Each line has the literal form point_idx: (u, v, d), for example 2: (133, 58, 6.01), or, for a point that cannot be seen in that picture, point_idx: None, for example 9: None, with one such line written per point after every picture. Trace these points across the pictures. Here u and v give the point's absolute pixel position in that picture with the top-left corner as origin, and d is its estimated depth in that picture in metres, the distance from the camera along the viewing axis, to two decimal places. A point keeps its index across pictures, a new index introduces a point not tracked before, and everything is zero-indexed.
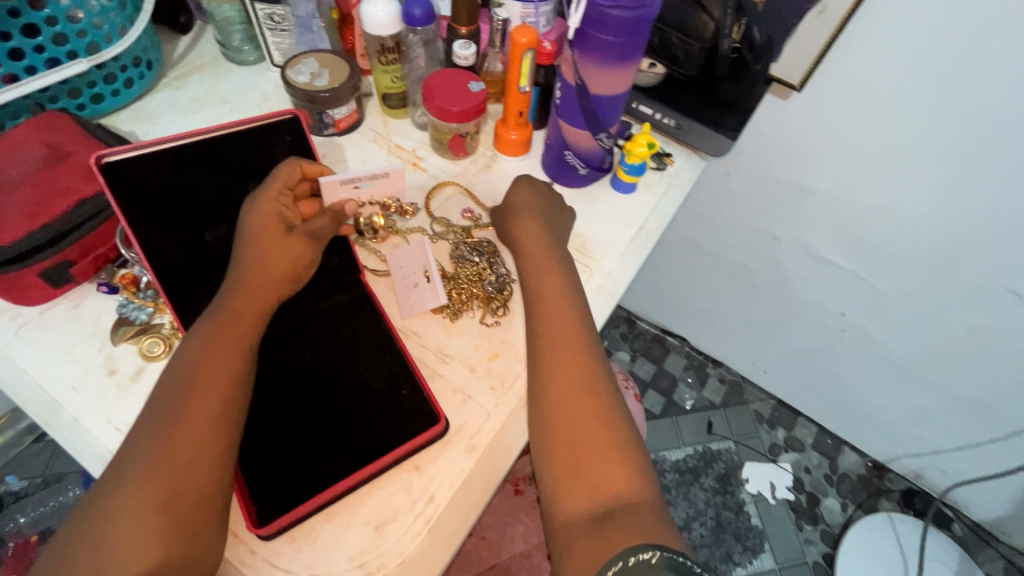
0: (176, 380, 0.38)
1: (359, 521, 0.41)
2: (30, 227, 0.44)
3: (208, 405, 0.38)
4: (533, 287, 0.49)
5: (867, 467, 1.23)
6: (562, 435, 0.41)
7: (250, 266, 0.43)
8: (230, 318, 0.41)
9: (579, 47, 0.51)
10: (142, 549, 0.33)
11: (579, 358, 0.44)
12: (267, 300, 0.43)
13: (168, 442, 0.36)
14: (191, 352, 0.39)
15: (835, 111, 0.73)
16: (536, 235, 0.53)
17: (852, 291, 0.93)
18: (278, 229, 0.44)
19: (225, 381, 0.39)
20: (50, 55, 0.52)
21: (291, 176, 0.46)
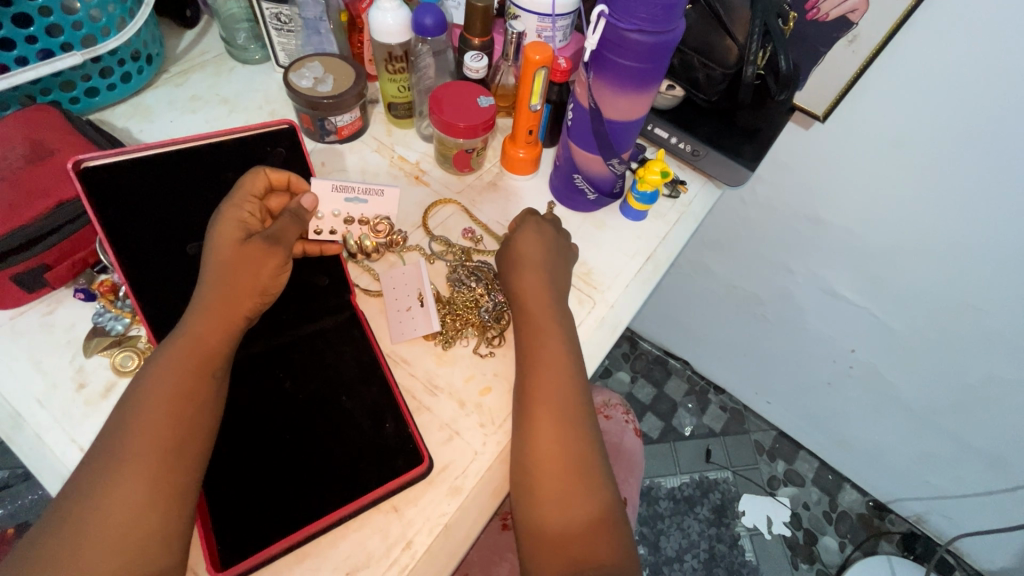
0: (129, 406, 0.36)
1: (330, 566, 0.38)
2: (5, 229, 0.42)
3: (162, 433, 0.35)
4: (521, 294, 0.48)
5: (868, 506, 1.20)
6: (550, 506, 0.39)
7: (214, 288, 0.40)
8: (184, 353, 0.38)
9: (595, 69, 0.48)
10: None
11: (567, 413, 0.42)
12: (232, 320, 0.40)
13: (111, 502, 0.33)
14: (137, 395, 0.36)
15: (859, 145, 0.71)
16: (535, 270, 0.49)
17: (865, 329, 0.90)
18: (245, 241, 0.41)
19: (181, 407, 0.36)
20: (43, 46, 0.50)
21: (255, 184, 0.43)
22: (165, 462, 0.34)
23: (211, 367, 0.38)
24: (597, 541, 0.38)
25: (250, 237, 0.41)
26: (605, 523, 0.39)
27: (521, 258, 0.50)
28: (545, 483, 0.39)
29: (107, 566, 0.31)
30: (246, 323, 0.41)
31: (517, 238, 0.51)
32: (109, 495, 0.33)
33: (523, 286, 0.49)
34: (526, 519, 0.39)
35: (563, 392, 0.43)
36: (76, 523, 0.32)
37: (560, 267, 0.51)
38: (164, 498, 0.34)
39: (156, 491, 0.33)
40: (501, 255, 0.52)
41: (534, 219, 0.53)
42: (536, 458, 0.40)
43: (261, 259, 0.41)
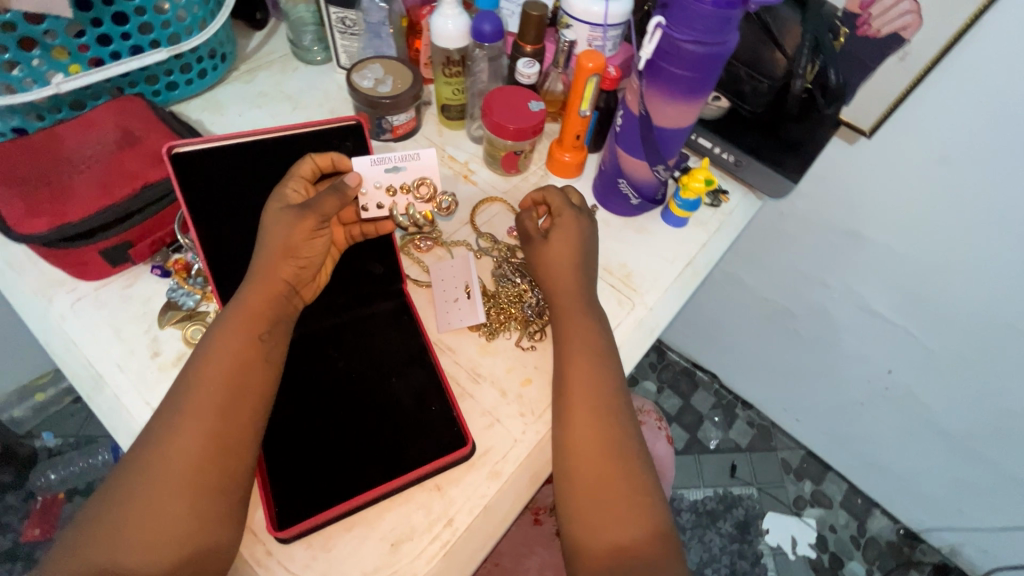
0: (191, 367, 0.39)
1: (377, 535, 0.40)
2: (97, 207, 0.46)
3: (217, 390, 0.38)
4: (554, 289, 0.50)
5: (898, 534, 1.17)
6: (587, 501, 0.40)
7: (265, 263, 0.43)
8: (238, 323, 0.41)
9: (647, 77, 0.50)
10: (161, 522, 0.34)
11: (604, 407, 0.43)
12: (278, 288, 0.43)
13: (175, 457, 0.36)
14: (198, 357, 0.40)
15: (905, 162, 0.70)
16: (569, 270, 0.49)
17: (903, 350, 0.89)
18: (284, 211, 0.44)
19: (235, 366, 0.39)
20: (135, 42, 0.54)
21: (301, 168, 0.46)
22: (221, 420, 0.38)
23: (260, 334, 0.41)
24: (635, 538, 0.39)
25: (287, 209, 0.44)
26: (642, 521, 0.39)
27: (552, 258, 0.50)
28: (583, 479, 0.41)
29: (171, 504, 0.35)
30: (292, 292, 0.44)
31: (549, 239, 0.51)
32: (171, 442, 0.36)
33: (553, 284, 0.50)
34: (565, 505, 0.41)
35: (598, 389, 0.44)
36: (143, 477, 0.35)
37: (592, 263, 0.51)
38: (221, 447, 0.37)
39: (212, 441, 0.37)
40: (530, 251, 0.52)
41: (573, 214, 0.51)
42: (574, 455, 0.42)
43: (290, 227, 0.43)
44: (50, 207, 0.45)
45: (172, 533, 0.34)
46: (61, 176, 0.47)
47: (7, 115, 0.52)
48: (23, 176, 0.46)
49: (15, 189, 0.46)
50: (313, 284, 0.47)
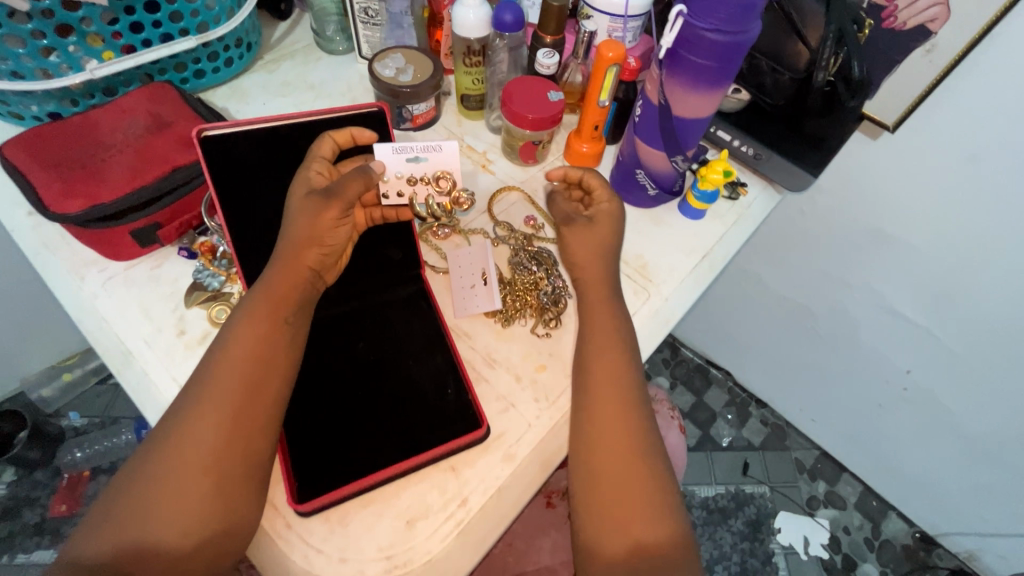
0: (217, 347, 0.40)
1: (392, 513, 0.41)
2: (128, 189, 0.47)
3: (242, 370, 0.39)
4: (586, 279, 0.48)
5: (914, 537, 1.16)
6: (605, 490, 0.40)
7: (287, 245, 0.43)
8: (261, 303, 0.42)
9: (667, 66, 0.50)
10: (187, 494, 0.36)
11: (625, 402, 0.43)
12: (300, 271, 0.44)
13: (202, 431, 0.37)
14: (224, 338, 0.41)
15: (930, 158, 0.69)
16: (599, 260, 0.48)
17: (923, 350, 0.87)
18: (308, 196, 0.44)
19: (261, 347, 0.40)
20: (166, 30, 0.55)
21: (321, 149, 0.47)
22: (247, 399, 0.39)
23: (281, 314, 0.42)
24: (648, 531, 0.39)
25: (310, 193, 0.44)
26: (658, 518, 0.39)
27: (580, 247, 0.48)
28: (601, 469, 0.41)
29: (198, 477, 0.36)
30: (313, 276, 0.45)
31: (590, 225, 0.48)
32: (199, 417, 0.38)
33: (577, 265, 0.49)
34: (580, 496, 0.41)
35: (620, 383, 0.44)
36: (169, 452, 0.37)
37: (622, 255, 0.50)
38: (246, 424, 0.38)
39: (236, 418, 0.38)
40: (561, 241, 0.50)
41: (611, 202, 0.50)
42: (594, 444, 0.42)
43: (315, 209, 0.43)
44: (83, 189, 0.47)
45: (198, 504, 0.36)
46: (93, 159, 0.48)
47: (43, 100, 0.54)
48: (58, 159, 0.48)
49: (50, 170, 0.47)
50: (334, 266, 0.48)
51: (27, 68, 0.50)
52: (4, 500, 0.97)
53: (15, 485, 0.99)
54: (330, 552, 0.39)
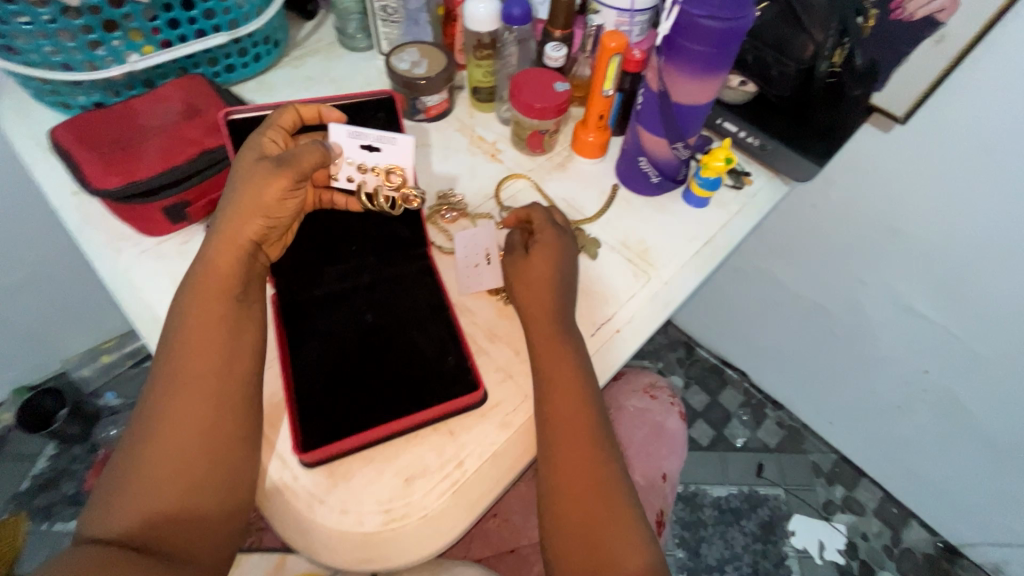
0: (174, 340, 0.43)
1: (391, 471, 0.44)
2: (161, 168, 0.51)
3: (209, 354, 0.42)
4: (525, 298, 0.51)
5: (937, 547, 1.12)
6: (563, 472, 0.45)
7: (230, 225, 0.44)
8: (210, 291, 0.44)
9: (665, 54, 0.52)
10: (186, 466, 0.40)
11: (580, 398, 0.46)
12: (247, 245, 0.45)
13: (179, 420, 0.40)
14: (180, 328, 0.43)
15: (944, 150, 0.69)
16: (546, 285, 0.50)
17: (941, 349, 0.86)
18: (258, 164, 0.44)
19: (219, 330, 0.43)
20: (200, 27, 0.60)
21: (281, 121, 0.48)
22: (218, 376, 0.42)
23: (230, 297, 0.44)
24: (601, 504, 0.44)
25: (263, 160, 0.44)
26: (618, 500, 0.44)
27: (534, 274, 0.51)
28: (558, 454, 0.45)
29: (192, 452, 0.40)
30: (257, 247, 0.46)
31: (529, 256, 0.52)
32: (178, 402, 0.41)
33: (530, 279, 0.51)
34: (549, 493, 0.45)
35: (575, 380, 0.46)
36: (152, 443, 0.40)
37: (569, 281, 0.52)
38: (223, 398, 0.42)
39: (214, 396, 0.41)
40: (508, 263, 0.53)
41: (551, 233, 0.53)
42: (551, 430, 0.45)
43: (265, 181, 0.43)
44: (121, 168, 0.51)
45: (199, 473, 0.40)
46: (132, 142, 0.53)
47: (90, 90, 0.59)
48: (100, 141, 0.53)
49: (93, 151, 0.52)
50: (276, 240, 0.49)
51: (76, 60, 0.56)
52: (45, 472, 1.04)
53: (56, 458, 1.06)
54: (333, 504, 0.42)
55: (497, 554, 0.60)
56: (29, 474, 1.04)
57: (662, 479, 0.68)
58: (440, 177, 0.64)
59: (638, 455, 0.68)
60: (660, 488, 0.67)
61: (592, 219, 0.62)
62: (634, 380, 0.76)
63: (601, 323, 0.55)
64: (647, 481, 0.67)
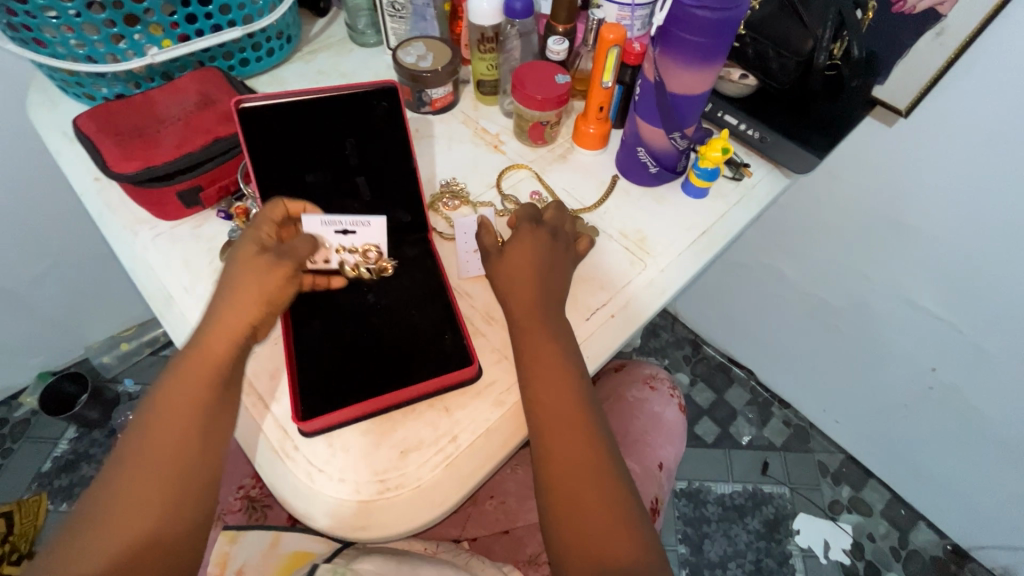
0: (158, 394, 0.43)
1: (388, 443, 0.45)
2: (176, 155, 0.54)
3: (186, 413, 0.42)
4: (505, 289, 0.52)
5: (945, 550, 1.10)
6: (557, 454, 0.45)
7: (227, 312, 0.44)
8: (194, 364, 0.43)
9: (661, 45, 0.53)
10: (132, 530, 0.38)
11: (567, 381, 0.47)
12: (239, 323, 0.44)
13: (137, 491, 0.39)
14: (164, 383, 0.43)
15: (947, 144, 0.69)
16: (529, 272, 0.52)
17: (947, 346, 0.85)
18: (259, 256, 0.46)
19: (200, 390, 0.42)
20: (216, 22, 0.63)
21: (273, 211, 0.49)
22: (191, 437, 0.41)
23: (215, 377, 0.43)
24: (596, 484, 0.44)
25: (262, 253, 0.46)
26: (613, 481, 0.45)
27: (515, 263, 0.52)
28: (550, 437, 0.45)
29: (142, 514, 0.39)
30: (254, 330, 0.46)
31: (507, 252, 0.53)
32: (145, 459, 0.40)
33: (512, 272, 0.52)
34: (545, 481, 0.45)
35: (561, 363, 0.48)
36: (105, 513, 0.38)
37: (555, 270, 0.53)
38: (191, 463, 0.41)
39: (182, 458, 0.41)
40: (488, 267, 0.54)
41: (529, 226, 0.54)
42: (540, 415, 0.46)
43: (268, 273, 0.45)
44: (138, 154, 0.54)
45: (141, 538, 0.38)
46: (150, 130, 0.56)
47: (112, 82, 0.63)
48: (120, 129, 0.55)
49: (112, 138, 0.55)
50: (269, 331, 0.48)
51: (99, 53, 0.59)
52: (66, 455, 1.08)
53: (76, 441, 1.09)
54: (331, 472, 0.44)
55: (492, 535, 0.61)
56: (50, 455, 1.08)
57: (657, 468, 0.68)
58: (443, 166, 0.66)
59: (634, 444, 0.69)
60: (656, 477, 0.67)
61: (591, 209, 0.63)
62: (635, 371, 0.78)
63: (595, 308, 0.56)
64: (642, 469, 0.67)
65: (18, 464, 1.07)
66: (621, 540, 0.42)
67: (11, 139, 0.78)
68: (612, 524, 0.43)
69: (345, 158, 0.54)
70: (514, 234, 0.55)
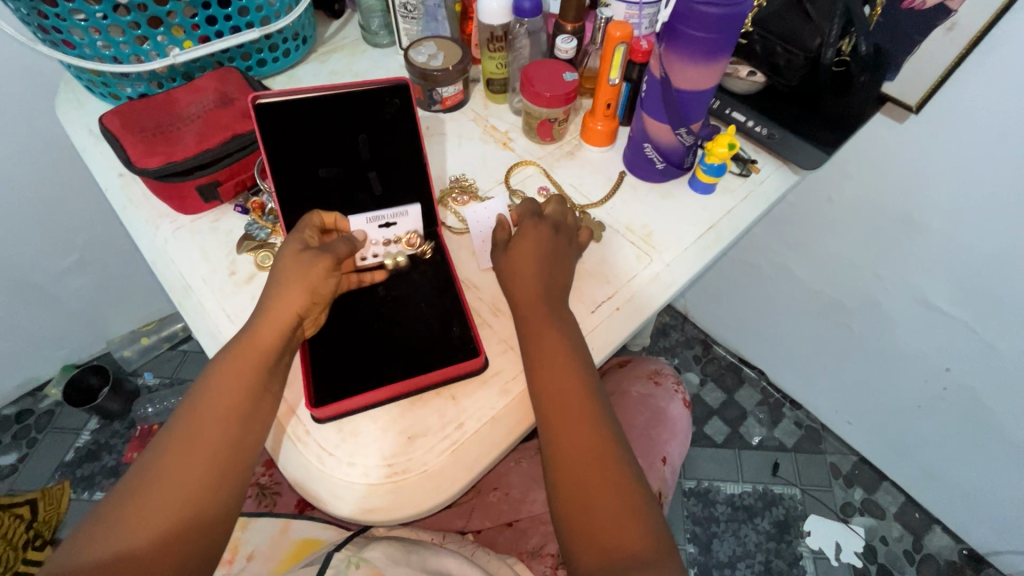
0: (208, 378, 0.44)
1: (396, 429, 0.47)
2: (196, 151, 0.56)
3: (235, 396, 0.44)
4: (509, 283, 0.53)
5: (961, 555, 1.09)
6: (564, 439, 0.46)
7: (273, 307, 0.46)
8: (242, 363, 0.44)
9: (667, 41, 0.54)
10: (176, 505, 0.40)
11: (571, 370, 0.48)
12: (286, 314, 0.46)
13: (178, 480, 0.40)
14: (214, 367, 0.45)
15: (959, 140, 0.68)
16: (533, 267, 0.53)
17: (961, 345, 0.84)
18: (302, 251, 0.49)
19: (249, 377, 0.44)
20: (234, 23, 0.65)
21: (313, 220, 0.54)
22: (237, 420, 0.43)
23: (258, 377, 0.45)
24: (602, 469, 0.45)
25: (304, 249, 0.49)
26: (619, 467, 0.45)
27: (520, 262, 0.53)
28: (557, 424, 0.46)
29: (186, 490, 0.40)
30: (299, 322, 0.48)
31: (511, 248, 0.54)
32: (193, 438, 0.42)
33: (516, 266, 0.53)
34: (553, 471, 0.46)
35: (565, 352, 0.49)
36: (144, 498, 0.39)
37: (558, 264, 0.54)
38: (236, 444, 0.43)
39: (227, 439, 0.42)
40: (494, 261, 0.56)
41: (532, 222, 0.55)
42: (547, 403, 0.47)
43: (309, 268, 0.48)
44: (160, 150, 0.56)
45: (184, 513, 0.40)
46: (172, 128, 0.58)
47: (136, 82, 0.65)
48: (142, 126, 0.58)
49: (136, 135, 0.57)
50: (316, 325, 0.50)
51: (124, 54, 0.61)
52: (87, 445, 1.11)
53: (97, 432, 1.13)
54: (341, 456, 0.46)
55: (496, 526, 0.62)
56: (72, 446, 1.11)
57: (661, 461, 0.68)
58: (453, 163, 0.67)
59: (638, 437, 0.69)
60: (660, 470, 0.68)
61: (598, 204, 0.64)
62: (640, 367, 0.79)
63: (601, 301, 0.56)
64: (647, 462, 0.67)
65: (41, 454, 1.10)
66: (629, 526, 0.43)
67: (39, 138, 0.81)
68: (620, 510, 0.43)
69: (357, 154, 0.56)
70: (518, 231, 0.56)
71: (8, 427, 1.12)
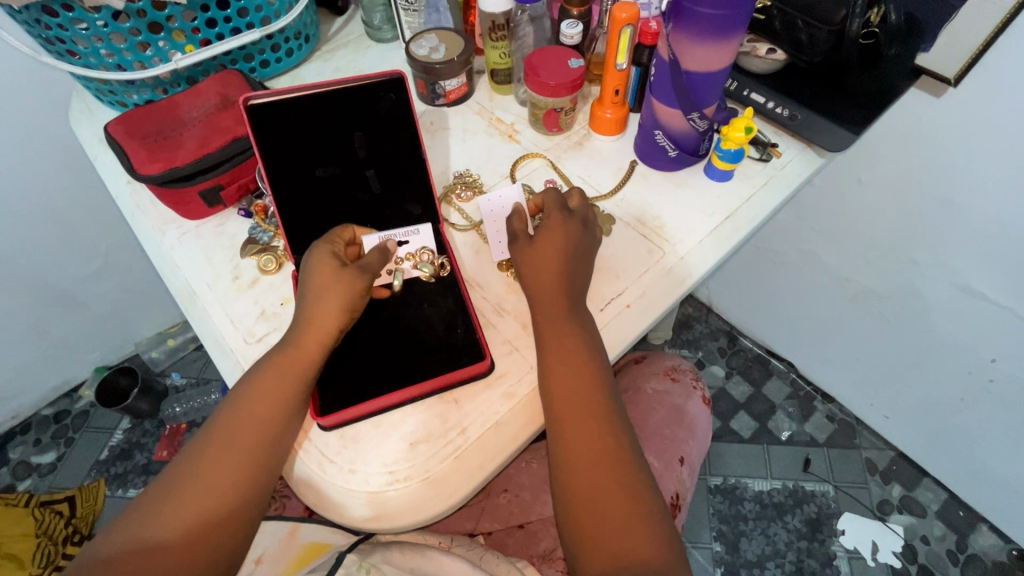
0: (248, 381, 0.45)
1: (398, 435, 0.46)
2: (196, 155, 0.55)
3: (273, 404, 0.44)
4: (529, 280, 0.51)
5: (1010, 555, 1.03)
6: (571, 440, 0.44)
7: (323, 325, 0.47)
8: (280, 376, 0.44)
9: (674, 21, 0.51)
10: (203, 504, 0.40)
11: (583, 369, 0.46)
12: (328, 331, 0.47)
13: (206, 483, 0.41)
14: (256, 372, 0.45)
15: (1006, 114, 0.62)
16: (557, 266, 0.50)
17: (1008, 335, 0.78)
18: (341, 267, 0.48)
19: (288, 385, 0.44)
20: (235, 25, 0.64)
21: (343, 234, 0.53)
22: (268, 425, 0.43)
23: (299, 387, 0.45)
24: (611, 472, 0.43)
25: (342, 266, 0.48)
26: (629, 474, 0.43)
27: (541, 257, 0.50)
28: (566, 422, 0.44)
29: (214, 490, 0.41)
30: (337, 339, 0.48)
31: (535, 240, 0.51)
32: (226, 440, 0.42)
33: (538, 261, 0.50)
34: (560, 473, 0.44)
35: (575, 352, 0.47)
36: (173, 497, 0.40)
37: (583, 264, 0.51)
38: (263, 449, 0.42)
39: (257, 443, 0.42)
40: (514, 251, 0.53)
41: (561, 214, 0.52)
42: (557, 401, 0.45)
43: (351, 286, 0.47)
44: (161, 155, 0.55)
45: (211, 513, 0.40)
46: (174, 133, 0.57)
47: (141, 88, 0.66)
48: (146, 133, 0.58)
49: (139, 141, 0.57)
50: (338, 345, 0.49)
51: (127, 61, 0.61)
52: (120, 444, 1.15)
53: (129, 432, 1.16)
54: (343, 463, 0.45)
55: (506, 529, 0.61)
56: (106, 445, 1.15)
57: (678, 462, 0.66)
58: (457, 158, 0.66)
59: (654, 437, 0.67)
60: (677, 471, 0.65)
61: (607, 196, 0.61)
62: (657, 363, 0.76)
63: (611, 298, 0.54)
64: (663, 463, 0.65)
65: (78, 453, 1.14)
66: (640, 536, 0.41)
67: (57, 146, 0.82)
68: (633, 518, 0.41)
69: (354, 152, 0.55)
70: (542, 222, 0.53)
71: (47, 428, 1.16)
